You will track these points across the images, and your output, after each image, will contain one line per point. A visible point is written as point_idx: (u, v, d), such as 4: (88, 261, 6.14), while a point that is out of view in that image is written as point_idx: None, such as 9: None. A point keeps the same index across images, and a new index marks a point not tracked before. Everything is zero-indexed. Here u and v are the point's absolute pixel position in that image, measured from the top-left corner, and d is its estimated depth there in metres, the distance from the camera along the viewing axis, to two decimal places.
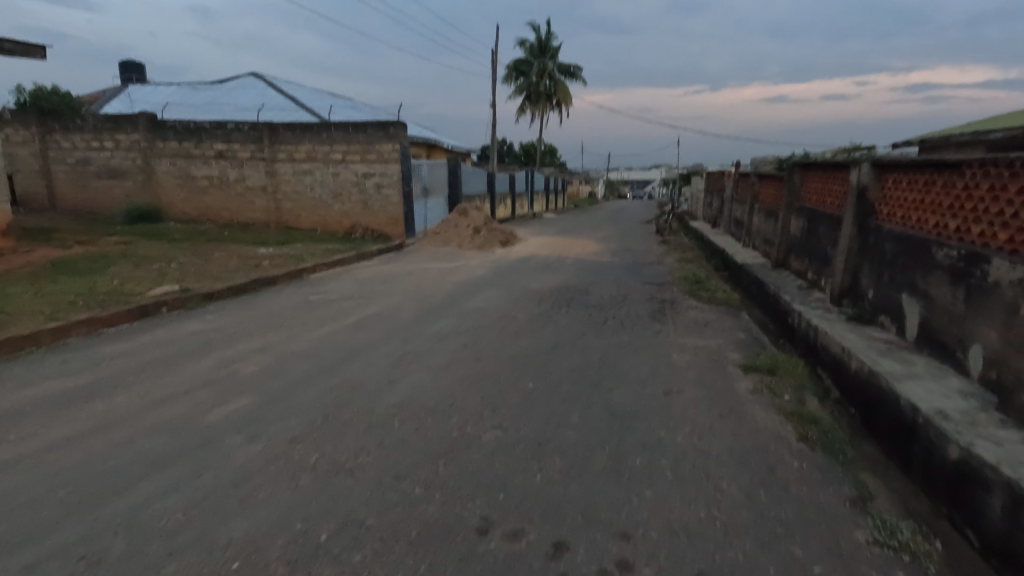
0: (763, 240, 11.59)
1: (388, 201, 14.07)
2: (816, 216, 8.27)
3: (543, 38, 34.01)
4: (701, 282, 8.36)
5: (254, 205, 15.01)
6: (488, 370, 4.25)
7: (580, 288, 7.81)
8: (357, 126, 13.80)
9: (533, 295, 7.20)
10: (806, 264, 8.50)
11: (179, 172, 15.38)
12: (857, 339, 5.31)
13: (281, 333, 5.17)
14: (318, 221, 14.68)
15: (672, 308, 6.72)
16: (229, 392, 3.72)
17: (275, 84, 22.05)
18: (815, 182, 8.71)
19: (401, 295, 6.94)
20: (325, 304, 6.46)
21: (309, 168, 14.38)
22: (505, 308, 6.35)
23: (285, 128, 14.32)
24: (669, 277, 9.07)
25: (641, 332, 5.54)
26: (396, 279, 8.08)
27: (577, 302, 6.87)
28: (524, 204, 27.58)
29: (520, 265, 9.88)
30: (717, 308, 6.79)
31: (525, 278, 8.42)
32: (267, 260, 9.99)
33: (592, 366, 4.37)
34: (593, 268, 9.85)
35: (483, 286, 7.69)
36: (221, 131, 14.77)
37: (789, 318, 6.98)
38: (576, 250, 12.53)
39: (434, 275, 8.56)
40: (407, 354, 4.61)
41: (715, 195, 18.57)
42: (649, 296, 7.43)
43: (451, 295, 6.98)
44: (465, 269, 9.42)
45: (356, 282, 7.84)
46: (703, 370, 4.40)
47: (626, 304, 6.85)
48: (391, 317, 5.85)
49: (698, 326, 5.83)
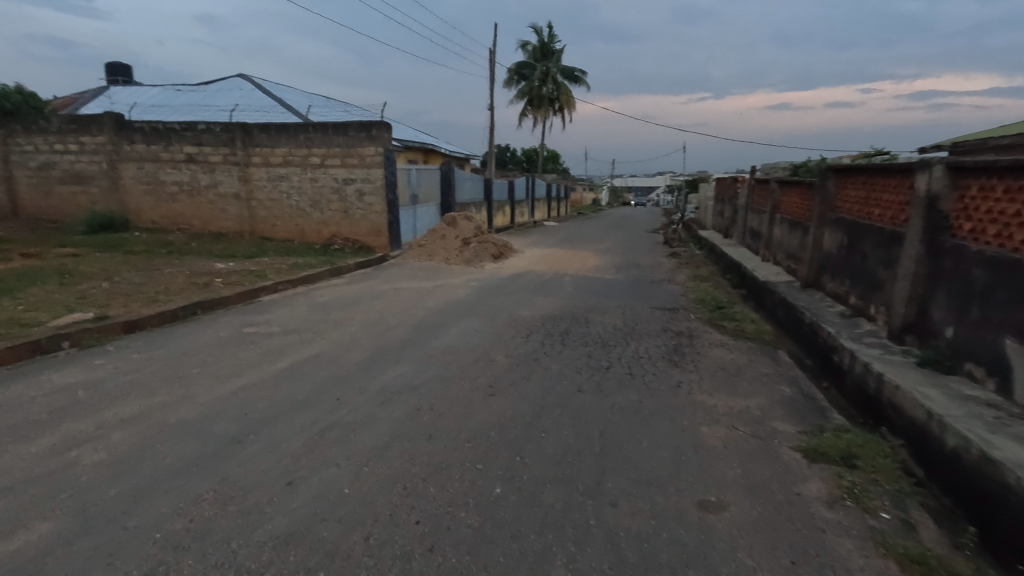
0: (786, 255, 10.28)
1: (371, 209, 12.83)
2: (860, 231, 6.94)
3: (545, 41, 33.00)
4: (723, 308, 7.04)
5: (227, 213, 13.79)
6: (438, 460, 2.95)
7: (577, 316, 6.51)
8: (337, 127, 12.62)
9: (518, 327, 5.90)
10: (847, 286, 7.17)
11: (147, 177, 14.20)
12: (945, 398, 3.98)
13: (177, 390, 3.89)
14: (295, 231, 13.45)
15: (691, 346, 5.42)
16: (32, 509, 2.44)
17: (261, 86, 20.91)
18: (857, 189, 7.35)
19: (359, 328, 5.65)
20: (260, 339, 5.20)
21: (286, 173, 13.17)
22: (482, 348, 5.06)
23: (260, 129, 13.13)
24: (683, 300, 7.77)
25: (655, 387, 4.22)
26: (360, 304, 6.79)
27: (573, 337, 5.58)
28: (524, 211, 26.31)
29: (511, 283, 8.59)
30: (748, 346, 5.47)
31: (514, 302, 7.13)
32: (222, 277, 8.75)
33: (588, 452, 3.08)
34: (596, 289, 8.55)
35: (461, 314, 6.38)
36: (191, 133, 13.61)
37: (837, 358, 5.68)
38: (575, 264, 11.24)
39: (407, 299, 7.26)
40: (332, 428, 3.32)
41: (727, 203, 17.23)
42: (662, 328, 6.11)
43: (420, 328, 5.71)
44: (446, 289, 8.14)
45: (310, 308, 6.57)
46: (748, 458, 3.09)
47: (634, 340, 5.55)
48: (333, 362, 4.56)
49: (727, 376, 4.51)
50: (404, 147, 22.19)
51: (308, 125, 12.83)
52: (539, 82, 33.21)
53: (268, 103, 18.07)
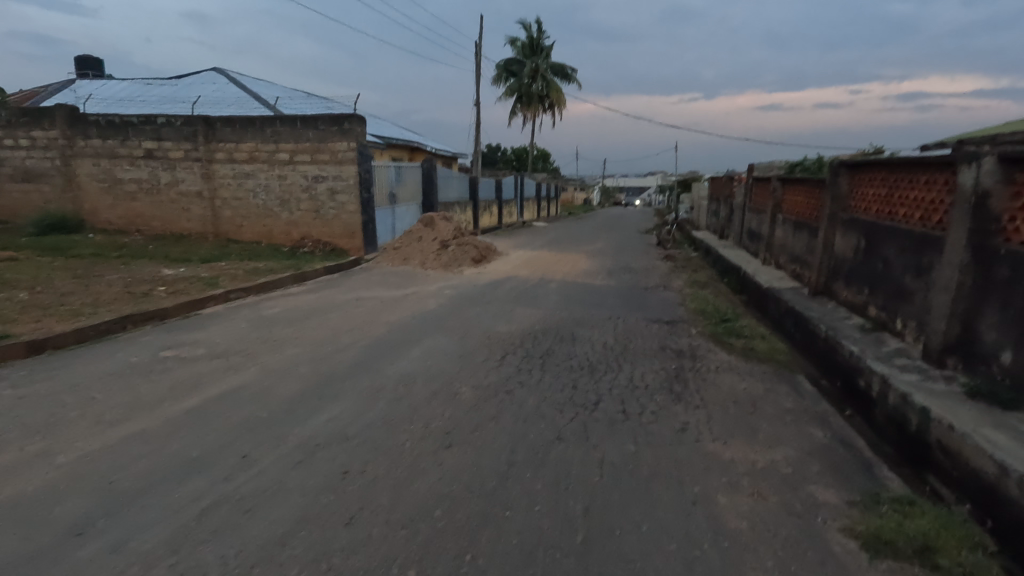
0: (789, 258, 9.50)
1: (344, 209, 11.90)
2: (882, 234, 6.14)
3: (535, 37, 32.19)
4: (727, 320, 6.21)
5: (189, 212, 12.81)
6: (354, 563, 2.09)
7: (562, 332, 5.65)
8: (306, 121, 11.69)
9: (491, 347, 5.04)
10: (865, 296, 6.38)
11: (103, 174, 13.16)
12: (1017, 447, 3.18)
13: (34, 444, 2.98)
14: (262, 232, 12.49)
15: (694, 370, 4.58)
16: None
17: (235, 80, 19.87)
18: (876, 186, 6.53)
19: (302, 350, 4.75)
20: (177, 366, 4.29)
21: (252, 170, 12.21)
22: (444, 376, 4.18)
23: (223, 123, 12.17)
24: (681, 310, 6.95)
25: (654, 431, 3.37)
26: (312, 318, 5.88)
27: (554, 359, 4.72)
28: (513, 211, 25.44)
29: (491, 291, 7.73)
30: (762, 371, 4.64)
31: (491, 314, 6.27)
32: (166, 284, 7.80)
33: (567, 545, 2.24)
34: (584, 296, 7.72)
35: (428, 330, 5.49)
36: (150, 127, 12.62)
37: (863, 383, 4.87)
38: (563, 268, 10.40)
39: (370, 311, 6.35)
40: (218, 507, 2.45)
41: (722, 202, 16.46)
42: (659, 347, 5.27)
43: (375, 348, 4.83)
44: (417, 297, 7.27)
45: (253, 323, 5.68)
46: (786, 549, 2.26)
47: (628, 363, 4.70)
48: (254, 399, 3.66)
49: (743, 415, 3.66)
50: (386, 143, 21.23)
51: (276, 119, 11.89)
52: (528, 80, 32.45)
53: (240, 97, 17.07)
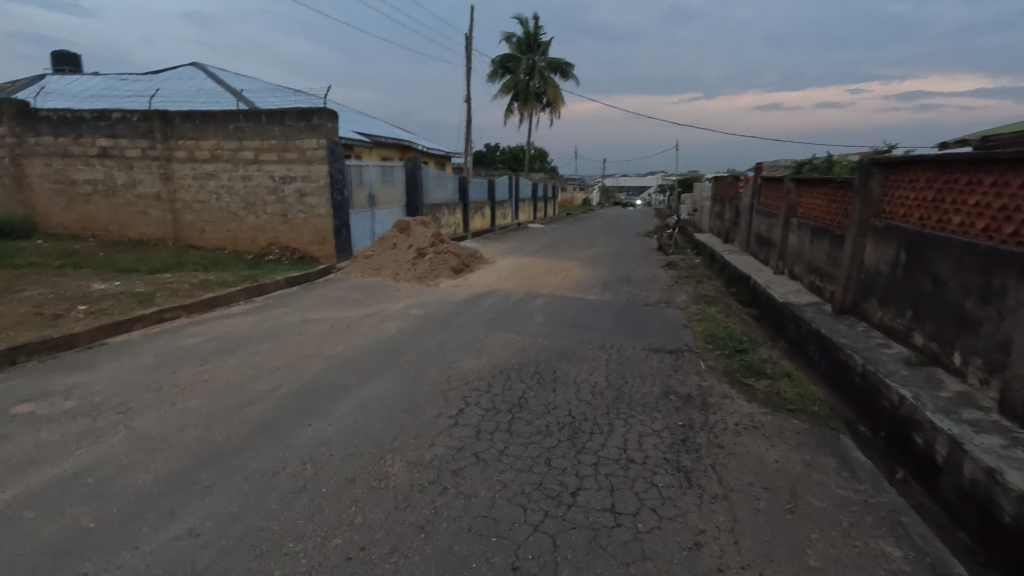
0: (807, 267, 8.43)
1: (313, 212, 10.82)
2: (930, 247, 5.08)
3: (531, 32, 31.18)
4: (743, 351, 5.14)
5: (148, 216, 11.74)
6: None
7: (541, 371, 4.57)
8: (272, 116, 10.63)
9: (449, 394, 3.97)
10: (908, 320, 5.31)
11: (55, 174, 12.06)
12: None
13: None
14: (226, 238, 11.43)
15: (707, 431, 3.52)
16: None
17: (212, 74, 18.82)
18: (920, 189, 5.48)
19: (200, 403, 3.67)
20: (19, 432, 3.21)
21: (214, 170, 11.15)
22: (374, 448, 3.12)
23: (183, 118, 11.10)
24: (686, 334, 5.89)
25: (654, 550, 2.32)
26: (237, 351, 4.81)
27: (525, 414, 3.67)
28: (507, 212, 24.35)
29: (466, 310, 6.68)
30: (795, 430, 3.58)
31: (458, 343, 5.21)
32: (90, 302, 6.74)
33: None
34: (572, 316, 6.67)
35: (374, 369, 4.41)
36: (105, 123, 11.56)
37: (923, 441, 3.83)
38: (553, 279, 9.33)
39: (312, 339, 5.27)
40: None
41: (727, 204, 15.34)
42: (661, 392, 4.20)
43: (297, 401, 3.75)
44: (377, 318, 6.21)
45: (162, 358, 4.61)
46: None
47: (621, 420, 3.64)
48: (89, 495, 2.58)
49: (779, 514, 2.61)
50: (373, 142, 20.20)
51: (238, 114, 10.82)
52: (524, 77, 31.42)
53: (212, 92, 16.01)
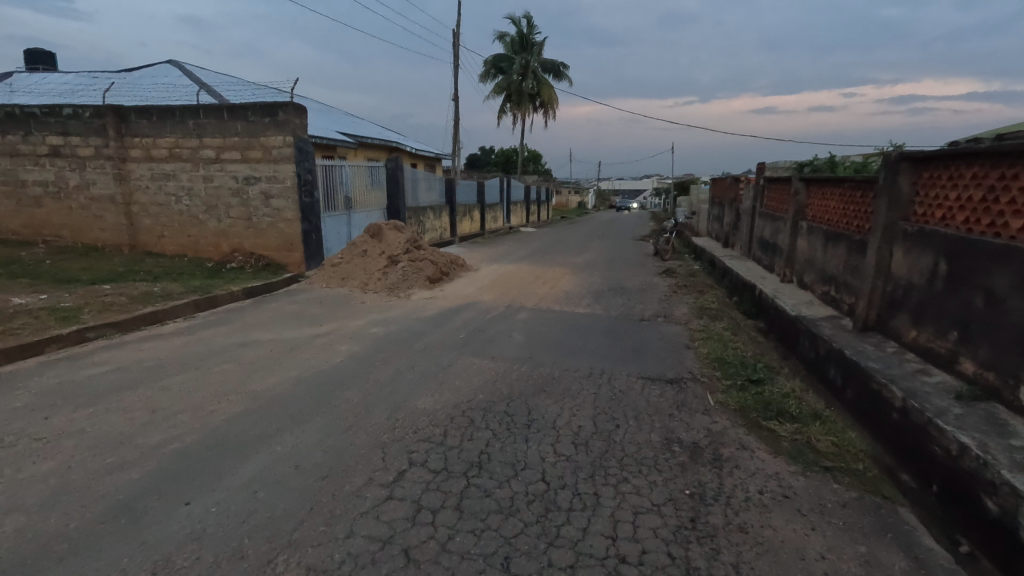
0: (819, 276, 7.60)
1: (280, 216, 9.94)
2: (980, 257, 4.25)
3: (525, 32, 30.37)
4: (758, 384, 4.27)
5: (102, 220, 10.81)
6: None
7: (514, 411, 3.69)
8: (235, 111, 9.74)
9: (390, 449, 3.09)
10: (952, 343, 4.48)
11: (3, 175, 11.11)
12: None
13: None
14: (186, 244, 10.52)
15: (723, 505, 2.66)
16: None
17: (186, 70, 17.90)
18: (962, 188, 4.65)
19: (55, 468, 2.77)
20: None
21: (173, 171, 10.25)
22: (263, 544, 2.23)
23: (139, 114, 10.19)
24: (688, 358, 5.03)
25: None
26: (143, 386, 3.92)
27: (485, 481, 2.78)
28: (498, 216, 23.52)
29: (436, 328, 5.81)
30: (838, 504, 2.72)
31: (416, 373, 4.33)
32: (1, 320, 5.83)
33: None
34: (557, 334, 5.80)
35: (302, 413, 3.52)
36: (55, 119, 10.62)
37: (997, 508, 2.98)
38: (540, 289, 8.46)
39: (242, 368, 4.38)
40: None
41: (726, 207, 14.56)
42: (661, 441, 3.33)
43: (186, 462, 2.84)
44: (329, 339, 5.32)
45: (43, 397, 3.69)
46: None
47: (610, 488, 2.77)
48: None
49: None
50: (357, 143, 19.32)
51: (198, 109, 9.93)
52: (518, 77, 30.61)
53: (182, 89, 15.09)
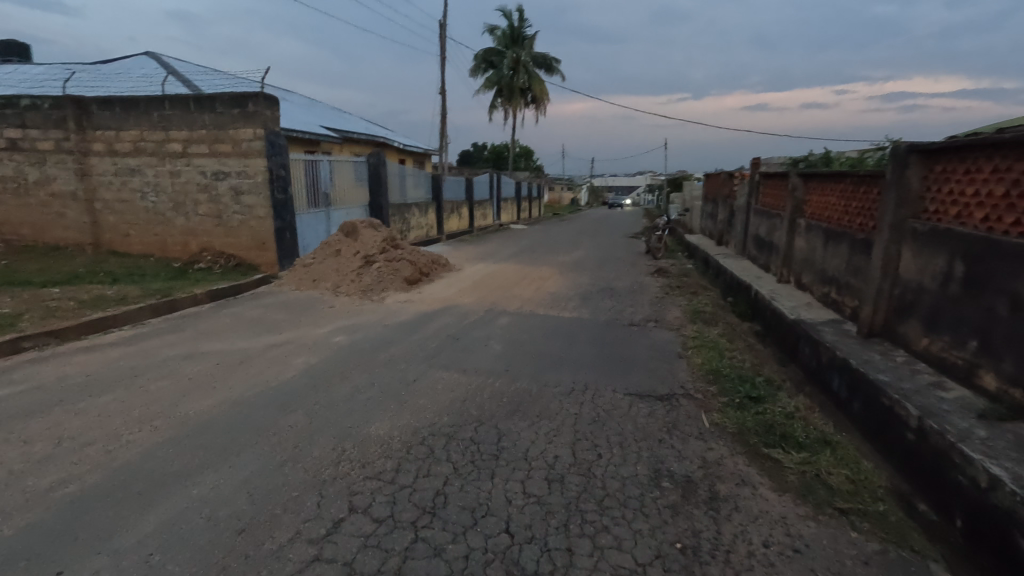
0: (819, 276, 7.17)
1: (251, 213, 9.41)
2: (1002, 259, 3.81)
3: (516, 26, 29.84)
4: (759, 402, 3.82)
5: (64, 218, 10.23)
6: None
7: (481, 437, 3.22)
8: (202, 102, 9.19)
9: (329, 490, 2.61)
10: (971, 353, 4.05)
11: None
12: None
13: None
14: (153, 243, 9.96)
15: (721, 565, 2.21)
16: None
17: (162, 62, 17.24)
18: (980, 182, 4.21)
19: None
20: None
21: (138, 165, 9.69)
22: None
23: (101, 105, 9.60)
24: (680, 370, 4.58)
25: None
26: (58, 410, 3.41)
27: (436, 534, 2.31)
28: (488, 212, 23.00)
29: (406, 336, 5.32)
30: (858, 561, 2.27)
31: (374, 392, 3.84)
32: None
33: None
34: (538, 342, 5.33)
35: (235, 442, 3.03)
36: (12, 111, 10.01)
37: None
38: (525, 290, 7.99)
39: (180, 385, 3.88)
40: None
41: (721, 204, 14.13)
42: (650, 476, 2.87)
43: (76, 513, 2.36)
44: (286, 349, 4.83)
45: None
46: None
47: (586, 541, 2.31)
48: None
49: None
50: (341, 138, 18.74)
51: (163, 100, 9.37)
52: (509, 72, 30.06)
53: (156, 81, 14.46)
